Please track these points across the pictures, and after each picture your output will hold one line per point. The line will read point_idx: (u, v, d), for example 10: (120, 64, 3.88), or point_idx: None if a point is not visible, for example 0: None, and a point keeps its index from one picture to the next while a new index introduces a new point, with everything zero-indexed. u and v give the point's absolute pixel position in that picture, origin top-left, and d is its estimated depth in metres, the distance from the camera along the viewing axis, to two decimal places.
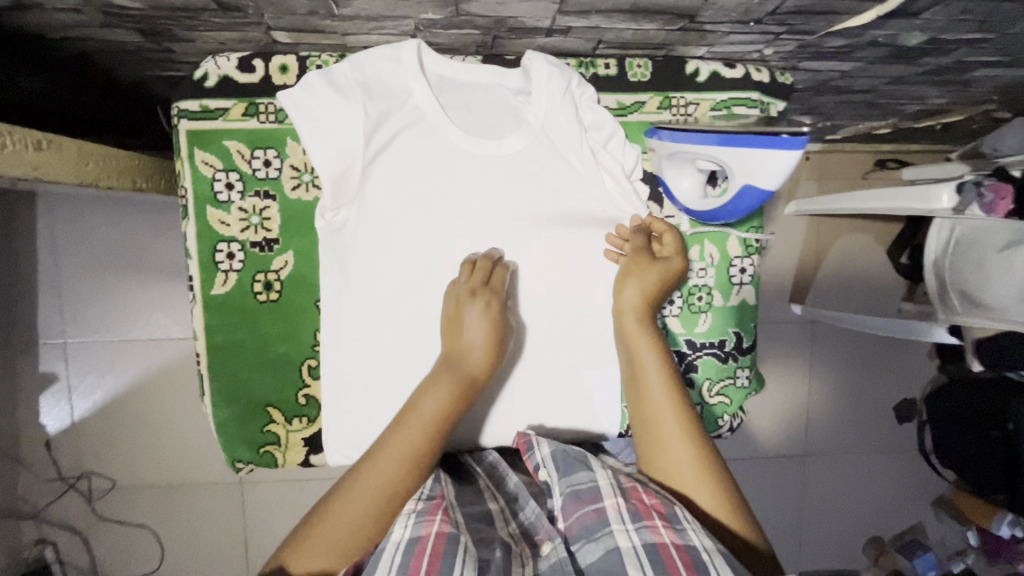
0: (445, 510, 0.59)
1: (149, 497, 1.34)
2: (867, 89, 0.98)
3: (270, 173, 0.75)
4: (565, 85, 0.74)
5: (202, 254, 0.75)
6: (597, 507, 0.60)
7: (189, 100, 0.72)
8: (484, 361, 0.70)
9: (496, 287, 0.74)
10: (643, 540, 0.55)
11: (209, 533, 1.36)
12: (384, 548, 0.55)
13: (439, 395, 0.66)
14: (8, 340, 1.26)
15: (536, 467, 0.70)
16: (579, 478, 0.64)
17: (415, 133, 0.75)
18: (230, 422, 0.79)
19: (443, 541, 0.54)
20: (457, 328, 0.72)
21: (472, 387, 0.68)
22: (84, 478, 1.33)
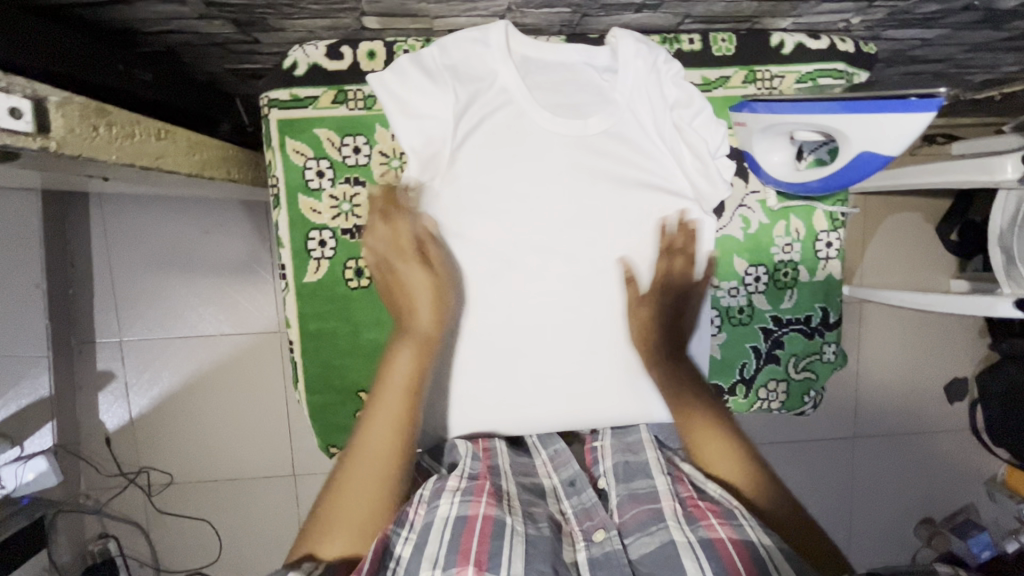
0: (490, 493, 0.61)
1: (208, 490, 1.37)
2: (942, 58, 0.96)
3: (360, 160, 0.75)
4: (651, 60, 0.73)
5: (294, 241, 0.76)
6: (652, 506, 0.63)
7: (280, 90, 0.73)
8: (430, 310, 0.70)
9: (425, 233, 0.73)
10: (699, 536, 0.57)
11: (267, 525, 1.39)
12: (432, 522, 0.58)
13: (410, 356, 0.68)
14: (67, 340, 1.30)
15: (598, 474, 0.71)
16: (638, 484, 0.66)
17: (501, 116, 0.75)
18: (323, 408, 0.80)
19: (491, 524, 0.57)
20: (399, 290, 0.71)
21: (424, 339, 0.69)
22: (143, 473, 1.36)
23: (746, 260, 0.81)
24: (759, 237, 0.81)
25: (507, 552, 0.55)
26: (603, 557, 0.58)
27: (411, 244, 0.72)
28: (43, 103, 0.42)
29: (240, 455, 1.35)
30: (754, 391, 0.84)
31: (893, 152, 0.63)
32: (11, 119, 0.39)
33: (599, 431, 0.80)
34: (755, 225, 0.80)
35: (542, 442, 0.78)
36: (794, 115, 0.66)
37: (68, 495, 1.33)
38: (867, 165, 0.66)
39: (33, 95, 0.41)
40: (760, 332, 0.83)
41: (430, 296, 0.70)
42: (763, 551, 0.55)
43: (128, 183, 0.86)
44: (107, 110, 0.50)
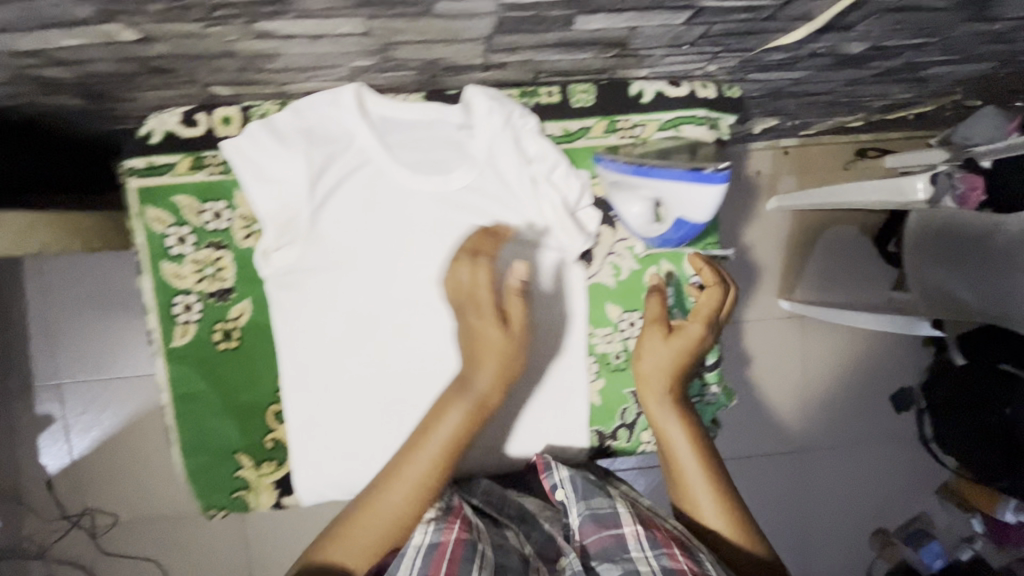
0: (462, 520, 0.66)
1: (153, 529, 1.37)
2: (826, 91, 0.97)
3: (220, 224, 0.75)
4: (505, 117, 0.73)
5: (159, 307, 0.76)
6: (614, 532, 0.67)
7: (136, 158, 0.73)
8: (491, 381, 0.69)
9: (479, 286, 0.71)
10: (661, 565, 0.61)
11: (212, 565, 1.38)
12: (406, 552, 0.63)
13: (453, 420, 0.68)
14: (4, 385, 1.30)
15: (553, 487, 0.74)
16: (597, 502, 0.71)
17: (361, 176, 0.75)
18: (199, 470, 0.80)
19: (461, 548, 0.61)
20: (474, 349, 0.70)
21: (483, 408, 0.69)
22: (87, 516, 1.35)
23: (619, 307, 0.82)
24: (631, 283, 0.82)
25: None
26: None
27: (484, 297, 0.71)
28: None
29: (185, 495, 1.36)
30: (637, 435, 0.83)
31: (705, 214, 0.68)
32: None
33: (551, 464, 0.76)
34: (626, 271, 0.81)
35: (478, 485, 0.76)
36: (631, 173, 0.71)
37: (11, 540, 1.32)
38: (689, 227, 0.72)
39: None
40: None
41: (503, 369, 0.69)
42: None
43: None
44: None
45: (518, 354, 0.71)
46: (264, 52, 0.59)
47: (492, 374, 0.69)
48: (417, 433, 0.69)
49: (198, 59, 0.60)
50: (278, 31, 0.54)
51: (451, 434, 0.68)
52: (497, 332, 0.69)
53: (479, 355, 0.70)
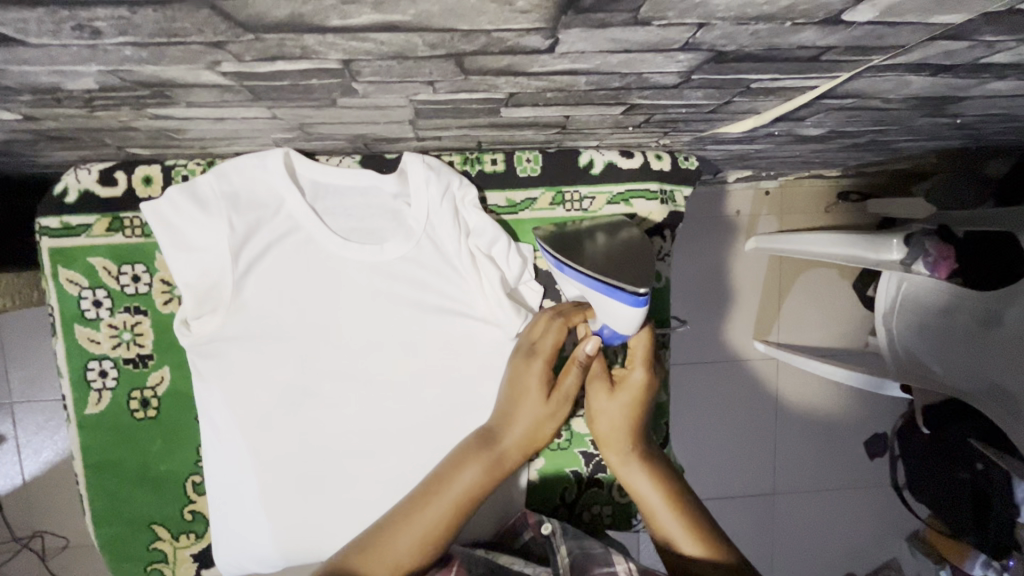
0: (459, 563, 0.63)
1: None
2: (797, 154, 0.94)
3: (139, 288, 0.71)
4: (443, 188, 0.70)
5: (72, 372, 0.72)
6: (604, 571, 0.63)
7: (49, 218, 0.69)
8: (522, 434, 0.69)
9: (535, 342, 0.69)
10: None
11: None
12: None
13: (473, 470, 0.67)
14: None
15: (539, 523, 0.72)
16: (590, 542, 0.69)
17: (291, 243, 0.71)
18: (113, 541, 0.76)
19: None
20: (515, 400, 0.69)
21: (507, 463, 0.68)
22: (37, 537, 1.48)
23: None
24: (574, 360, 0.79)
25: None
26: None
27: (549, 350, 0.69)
28: None
29: None
30: (576, 515, 0.81)
31: (629, 329, 0.64)
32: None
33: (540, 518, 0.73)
34: (570, 348, 0.78)
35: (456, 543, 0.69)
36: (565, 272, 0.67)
37: None
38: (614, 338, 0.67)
39: None
40: (581, 456, 0.80)
41: (535, 427, 0.68)
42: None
43: None
44: None
45: (555, 420, 0.70)
46: (169, 128, 0.55)
47: (523, 430, 0.68)
48: (437, 479, 0.66)
49: (99, 130, 0.56)
50: (174, 114, 0.50)
51: (466, 480, 0.66)
52: (537, 389, 0.68)
53: (513, 408, 0.69)
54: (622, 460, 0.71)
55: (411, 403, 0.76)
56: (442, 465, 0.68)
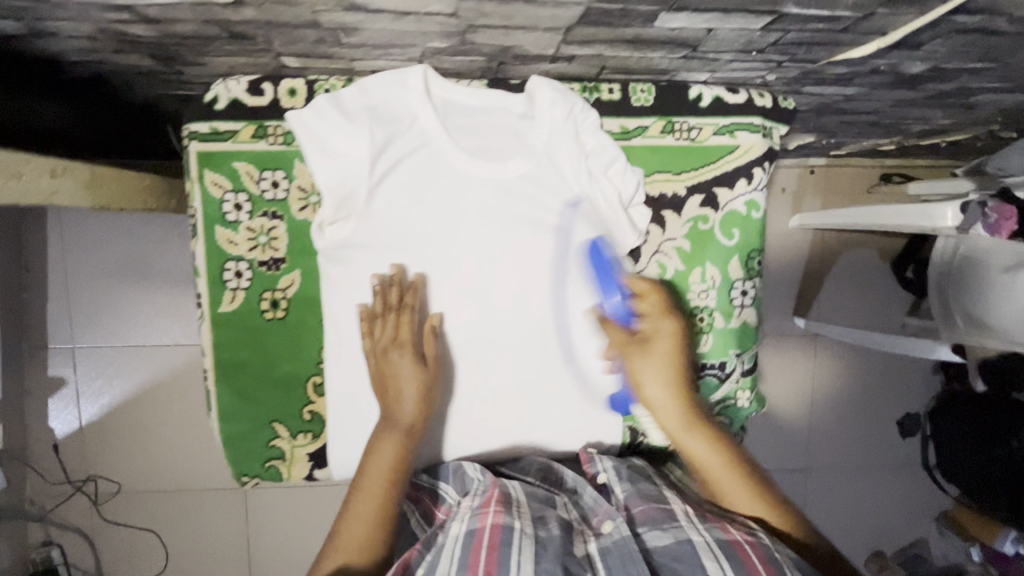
0: (498, 503, 0.68)
1: (154, 500, 1.48)
2: (872, 110, 0.99)
3: (277, 194, 0.76)
4: (567, 111, 0.74)
5: (210, 271, 0.76)
6: (661, 506, 0.69)
7: (199, 123, 0.73)
8: (413, 407, 0.74)
9: (405, 334, 0.76)
10: (714, 536, 0.62)
11: (212, 533, 1.50)
12: (446, 542, 0.64)
13: (387, 449, 0.72)
14: (20, 345, 1.39)
15: (597, 473, 0.78)
16: (643, 483, 0.73)
17: (420, 157, 0.76)
18: (235, 437, 0.80)
19: (498, 533, 0.62)
20: (390, 384, 0.75)
21: (411, 433, 0.74)
22: (91, 482, 1.46)
23: None
24: (675, 284, 0.82)
25: (513, 556, 0.60)
26: (613, 544, 0.64)
27: (410, 334, 0.76)
28: None
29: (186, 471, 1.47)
30: None
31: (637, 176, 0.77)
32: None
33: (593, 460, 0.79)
34: (671, 271, 0.82)
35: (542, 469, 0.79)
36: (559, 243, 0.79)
37: (15, 499, 1.42)
38: (602, 262, 0.78)
39: None
40: None
41: (419, 395, 0.74)
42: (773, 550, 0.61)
43: None
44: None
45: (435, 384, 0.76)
46: (348, 26, 0.60)
47: (411, 400, 0.74)
48: (361, 468, 0.72)
49: (280, 27, 0.60)
50: (368, 5, 0.55)
51: (385, 458, 0.72)
52: (410, 368, 0.75)
53: (393, 390, 0.74)
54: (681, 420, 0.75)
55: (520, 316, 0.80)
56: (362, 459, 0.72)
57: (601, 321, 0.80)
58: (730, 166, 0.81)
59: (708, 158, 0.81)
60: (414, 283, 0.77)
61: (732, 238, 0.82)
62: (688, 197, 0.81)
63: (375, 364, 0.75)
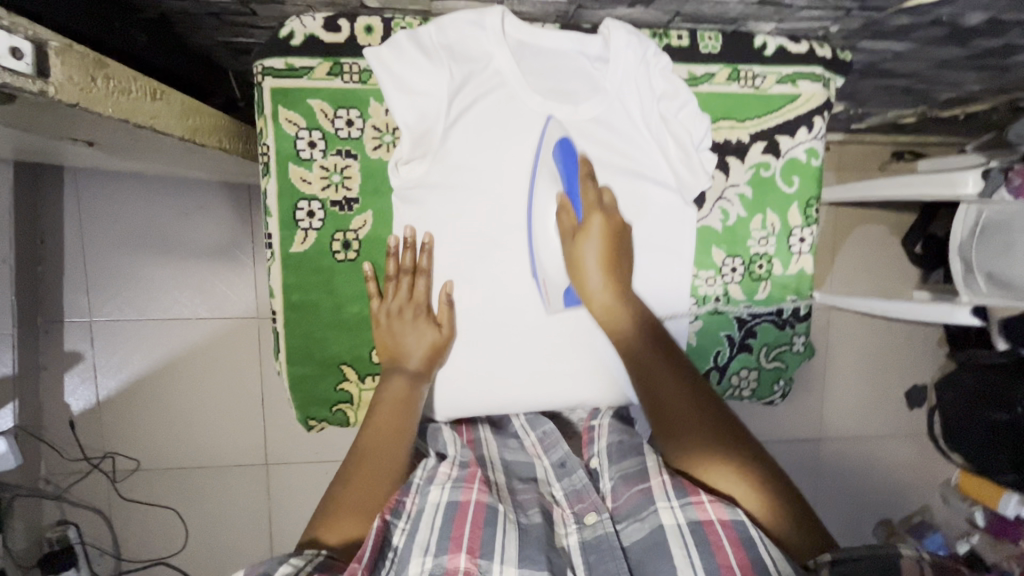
0: (481, 480, 0.65)
1: (172, 478, 1.45)
2: (911, 72, 1.02)
3: (352, 132, 0.76)
4: (642, 53, 0.74)
5: (282, 211, 0.76)
6: (642, 487, 0.65)
7: (274, 58, 0.72)
8: (422, 355, 0.76)
9: (418, 295, 0.77)
10: (688, 518, 0.59)
11: (232, 511, 1.46)
12: (424, 509, 0.62)
13: (396, 391, 0.73)
14: (34, 318, 1.35)
15: (591, 455, 0.75)
16: (628, 464, 0.69)
17: (495, 98, 0.76)
18: (303, 381, 0.80)
19: (482, 510, 0.61)
20: (397, 337, 0.76)
21: (421, 380, 0.75)
22: (108, 459, 1.42)
23: (723, 252, 0.84)
24: (736, 230, 0.84)
25: (498, 538, 0.58)
26: (593, 539, 0.62)
27: (424, 296, 0.77)
28: (43, 48, 0.42)
29: (206, 447, 1.44)
30: (726, 378, 0.88)
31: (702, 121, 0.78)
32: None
33: (597, 415, 0.80)
34: (734, 218, 0.84)
35: (531, 425, 0.81)
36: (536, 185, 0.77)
37: (29, 478, 1.37)
38: (569, 158, 0.77)
39: (33, 37, 0.41)
40: (734, 321, 0.86)
41: (432, 348, 0.76)
42: (756, 542, 0.56)
43: (113, 150, 0.84)
44: (104, 63, 0.50)
45: (448, 345, 0.79)
46: None
47: (419, 350, 0.76)
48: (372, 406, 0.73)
49: None
50: None
51: (397, 416, 0.71)
52: (426, 323, 0.77)
53: (402, 343, 0.76)
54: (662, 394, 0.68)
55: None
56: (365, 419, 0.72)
57: (560, 208, 0.76)
58: (791, 116, 0.83)
59: (770, 107, 0.83)
60: (427, 244, 0.76)
61: (792, 186, 0.84)
62: (751, 144, 0.83)
63: (382, 325, 0.76)
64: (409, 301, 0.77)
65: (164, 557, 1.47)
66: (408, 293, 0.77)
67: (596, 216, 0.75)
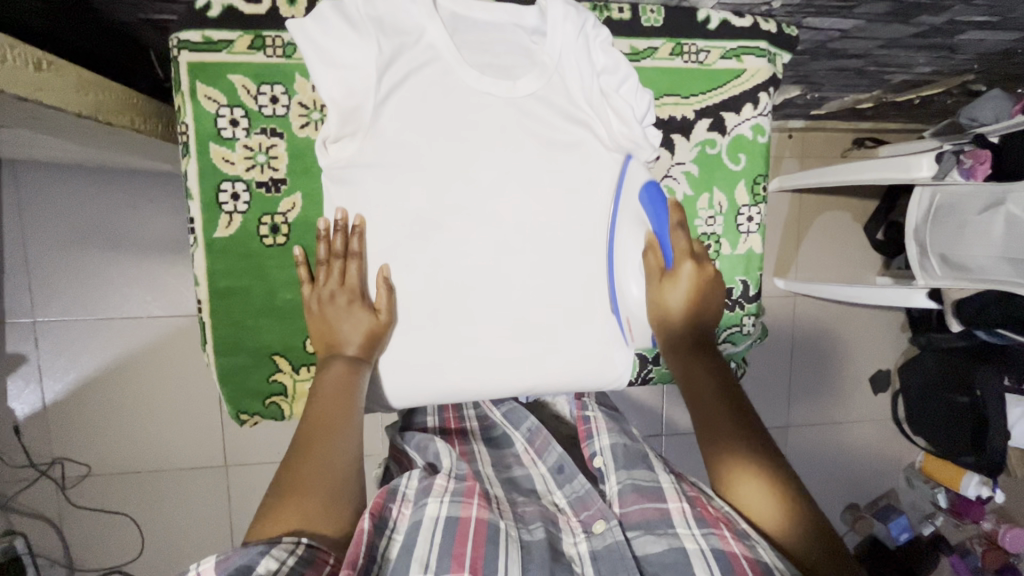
0: (480, 495, 0.67)
1: (128, 483, 1.39)
2: (861, 53, 1.01)
3: (277, 110, 0.71)
4: (579, 26, 0.72)
5: (204, 193, 0.71)
6: (658, 505, 0.69)
7: (190, 31, 0.68)
8: (359, 342, 0.72)
9: (353, 280, 0.73)
10: (711, 545, 0.60)
11: (193, 514, 1.43)
12: (422, 522, 0.63)
13: (336, 377, 0.70)
14: None
15: (593, 454, 0.79)
16: (639, 473, 0.74)
17: (430, 73, 0.72)
18: (235, 374, 0.76)
19: (484, 524, 0.63)
20: (331, 326, 0.72)
21: (357, 368, 0.71)
22: (57, 465, 1.36)
23: None
24: (683, 209, 0.82)
25: (500, 557, 0.60)
26: (604, 548, 0.66)
27: (359, 281, 0.73)
28: None
29: (161, 449, 1.38)
30: None
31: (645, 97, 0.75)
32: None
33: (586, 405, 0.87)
34: (680, 196, 0.82)
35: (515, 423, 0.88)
36: (618, 234, 0.77)
37: None
38: (659, 200, 0.75)
39: None
40: None
41: (370, 335, 0.73)
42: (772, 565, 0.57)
43: (31, 135, 0.79)
44: None
45: (386, 333, 0.75)
46: None
47: (357, 336, 0.72)
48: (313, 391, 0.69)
49: None
50: None
51: (340, 403, 0.68)
52: (362, 310, 0.72)
53: (337, 330, 0.72)
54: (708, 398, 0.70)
55: (537, 241, 0.78)
56: (308, 404, 0.68)
57: (647, 245, 0.74)
58: (736, 93, 0.82)
59: (715, 84, 0.81)
60: (358, 227, 0.73)
61: (738, 163, 0.83)
62: (696, 122, 0.81)
63: (319, 312, 0.72)
64: (343, 287, 0.72)
65: (122, 564, 1.42)
66: (343, 278, 0.73)
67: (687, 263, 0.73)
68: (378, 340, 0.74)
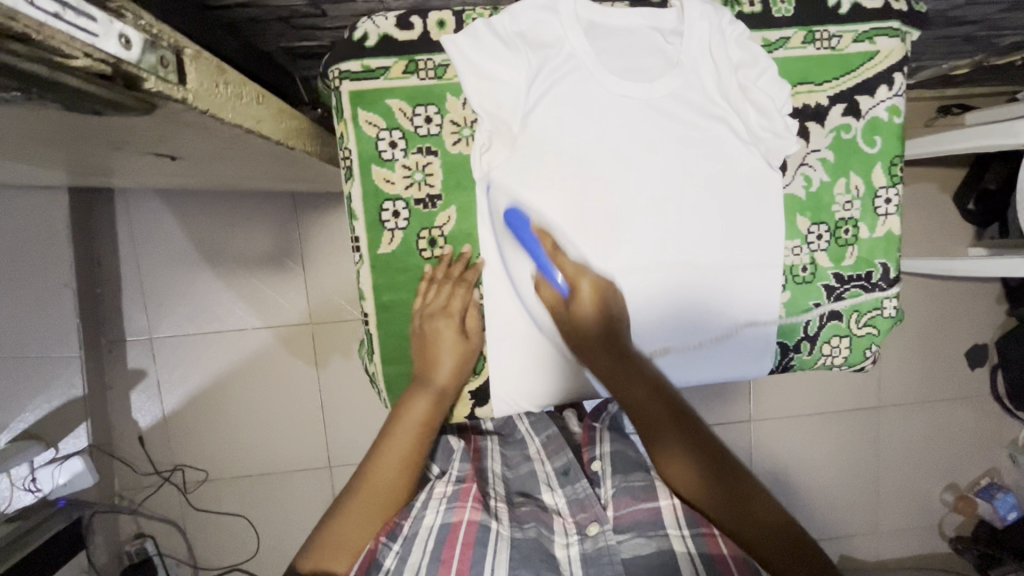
0: (475, 500, 0.72)
1: (237, 488, 1.44)
2: (978, 19, 0.98)
3: (431, 129, 0.76)
4: (716, 24, 0.74)
5: (368, 213, 0.76)
6: (648, 505, 0.72)
7: (351, 61, 0.73)
8: (450, 370, 0.77)
9: (454, 308, 0.77)
10: (698, 545, 0.65)
11: (298, 517, 1.46)
12: (419, 532, 0.68)
13: (415, 408, 0.75)
14: (97, 339, 1.38)
15: (592, 457, 0.84)
16: (633, 476, 0.77)
17: (572, 81, 0.74)
18: (398, 381, 0.80)
19: (474, 530, 0.67)
20: (432, 348, 0.77)
21: (442, 397, 0.77)
22: (178, 471, 1.43)
23: (808, 219, 0.82)
24: (821, 196, 0.82)
25: (487, 559, 0.64)
26: (594, 550, 0.68)
27: (460, 306, 0.77)
28: (181, 54, 0.43)
29: (266, 455, 1.44)
30: (818, 347, 0.85)
31: (782, 87, 0.74)
32: (125, 49, 0.37)
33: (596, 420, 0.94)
34: (817, 182, 0.82)
35: (536, 430, 0.92)
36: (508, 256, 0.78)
37: (104, 495, 1.40)
38: (525, 223, 0.75)
39: (174, 46, 0.42)
40: (823, 289, 0.84)
41: (459, 360, 0.77)
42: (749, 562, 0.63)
43: (186, 166, 0.85)
44: (224, 69, 0.51)
45: (473, 355, 0.79)
46: None
47: (449, 365, 0.77)
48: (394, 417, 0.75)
49: None
50: None
51: (412, 439, 0.74)
52: (453, 334, 0.77)
53: (435, 353, 0.77)
54: (613, 372, 0.78)
55: (657, 236, 0.78)
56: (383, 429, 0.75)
57: (537, 280, 0.77)
58: (870, 74, 0.81)
59: (848, 67, 0.80)
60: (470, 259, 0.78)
61: (874, 146, 0.82)
62: (831, 107, 0.81)
63: (419, 342, 0.78)
64: (445, 313, 0.77)
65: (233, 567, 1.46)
66: (446, 302, 0.77)
67: (580, 285, 0.76)
68: (464, 365, 0.78)
